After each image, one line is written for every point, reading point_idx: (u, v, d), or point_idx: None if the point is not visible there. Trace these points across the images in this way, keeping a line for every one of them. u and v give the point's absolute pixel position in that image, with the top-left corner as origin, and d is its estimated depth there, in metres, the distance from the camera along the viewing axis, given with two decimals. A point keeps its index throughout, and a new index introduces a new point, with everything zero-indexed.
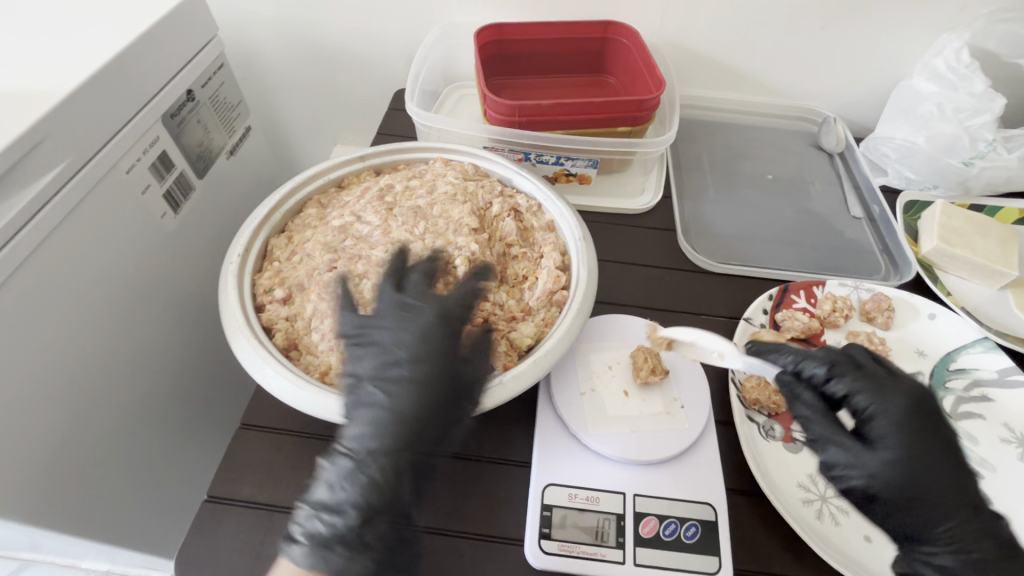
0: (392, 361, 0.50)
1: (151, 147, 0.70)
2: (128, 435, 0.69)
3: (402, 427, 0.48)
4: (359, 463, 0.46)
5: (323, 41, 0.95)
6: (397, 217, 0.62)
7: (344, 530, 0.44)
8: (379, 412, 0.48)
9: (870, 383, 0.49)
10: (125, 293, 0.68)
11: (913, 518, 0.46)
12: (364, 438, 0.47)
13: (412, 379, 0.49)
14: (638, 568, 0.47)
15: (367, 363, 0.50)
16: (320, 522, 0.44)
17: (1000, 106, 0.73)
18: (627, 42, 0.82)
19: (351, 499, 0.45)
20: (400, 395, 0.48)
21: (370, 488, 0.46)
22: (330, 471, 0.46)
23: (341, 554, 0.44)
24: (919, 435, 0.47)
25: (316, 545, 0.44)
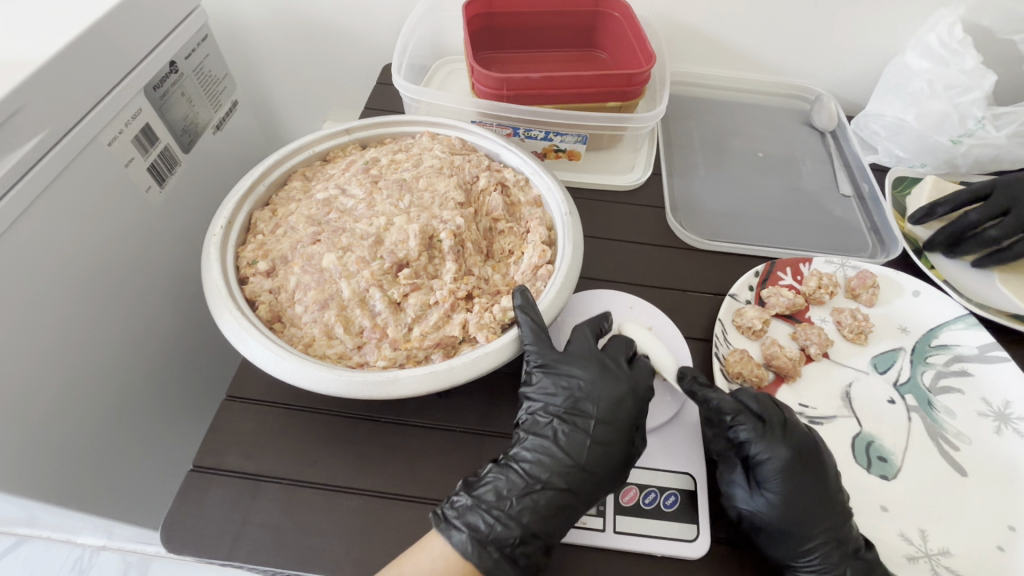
0: (596, 395, 0.52)
1: (134, 119, 0.69)
2: (113, 408, 0.69)
3: (613, 451, 0.50)
4: (547, 479, 0.48)
5: (310, 14, 0.93)
6: (382, 190, 0.61)
7: (520, 536, 0.46)
8: (582, 436, 0.50)
9: (765, 432, 0.49)
10: (109, 267, 0.67)
11: (782, 551, 0.47)
12: (558, 458, 0.49)
13: (604, 403, 0.51)
14: (617, 536, 0.48)
15: (554, 397, 0.53)
16: (482, 519, 0.46)
17: (990, 84, 0.72)
18: (618, 16, 0.81)
19: (532, 510, 0.47)
20: (603, 413, 0.51)
21: (551, 504, 0.47)
22: (504, 479, 0.48)
23: (497, 557, 0.45)
24: (803, 485, 0.47)
25: (480, 542, 0.45)
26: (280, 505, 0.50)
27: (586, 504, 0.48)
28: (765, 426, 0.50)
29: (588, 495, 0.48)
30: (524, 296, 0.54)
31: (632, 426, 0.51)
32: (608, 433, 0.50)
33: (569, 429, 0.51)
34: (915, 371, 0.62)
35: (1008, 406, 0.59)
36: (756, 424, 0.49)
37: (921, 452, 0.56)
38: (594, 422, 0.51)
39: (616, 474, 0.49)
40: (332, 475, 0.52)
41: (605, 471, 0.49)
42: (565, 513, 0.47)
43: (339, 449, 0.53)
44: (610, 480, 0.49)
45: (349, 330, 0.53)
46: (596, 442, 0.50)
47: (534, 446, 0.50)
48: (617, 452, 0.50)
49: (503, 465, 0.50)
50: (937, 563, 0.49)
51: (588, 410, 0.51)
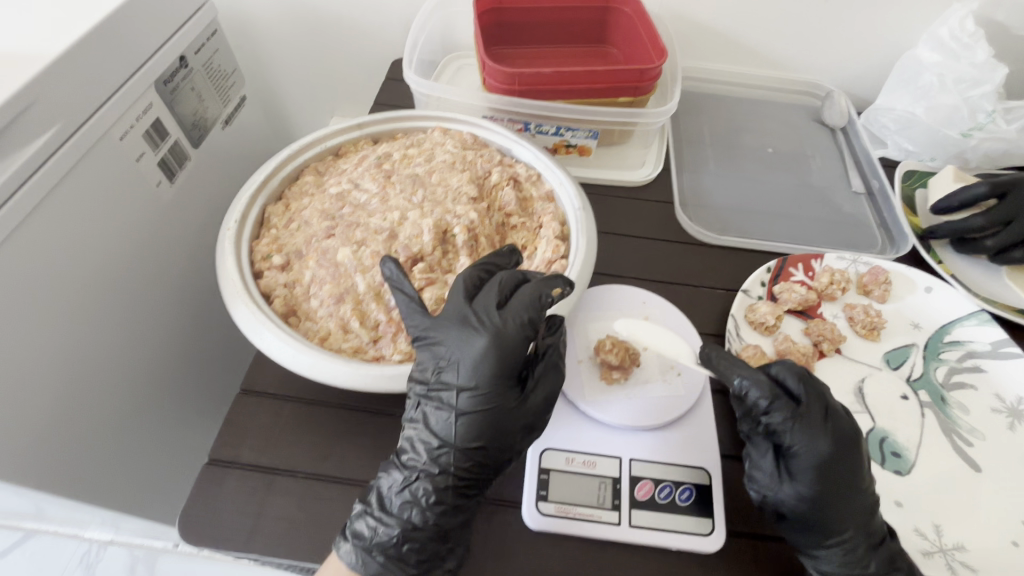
0: (456, 366, 0.47)
1: (145, 114, 0.69)
2: (124, 403, 0.70)
3: (489, 415, 0.47)
4: (423, 468, 0.47)
5: (319, 9, 0.93)
6: (395, 185, 0.61)
7: (402, 534, 0.47)
8: (448, 414, 0.47)
9: (806, 420, 0.46)
10: (119, 262, 0.67)
11: (801, 539, 0.47)
12: (431, 443, 0.48)
13: (464, 368, 0.47)
14: (632, 530, 0.48)
15: (422, 370, 0.48)
16: (367, 525, 0.46)
17: (1001, 77, 0.71)
18: (630, 11, 0.81)
19: (413, 505, 0.47)
20: (465, 380, 0.47)
21: (431, 494, 0.47)
22: (385, 479, 0.48)
23: (381, 560, 0.46)
24: (837, 478, 0.46)
25: (364, 550, 0.45)
26: (296, 498, 0.50)
27: (471, 483, 0.48)
28: (803, 414, 0.47)
29: (480, 466, 0.48)
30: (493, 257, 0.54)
31: (501, 380, 0.47)
32: (478, 401, 0.47)
33: (435, 410, 0.47)
34: (928, 367, 0.62)
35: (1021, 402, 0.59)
36: (795, 409, 0.47)
37: (935, 447, 0.56)
38: (458, 393, 0.47)
39: (509, 435, 0.48)
40: (347, 468, 0.52)
41: (481, 442, 0.47)
42: (452, 505, 0.47)
43: (354, 443, 0.53)
44: (492, 447, 0.47)
45: (364, 324, 0.53)
46: (465, 415, 0.47)
47: (411, 436, 0.49)
48: (483, 428, 0.47)
49: (389, 463, 0.49)
50: (953, 559, 0.49)
51: (450, 382, 0.47)
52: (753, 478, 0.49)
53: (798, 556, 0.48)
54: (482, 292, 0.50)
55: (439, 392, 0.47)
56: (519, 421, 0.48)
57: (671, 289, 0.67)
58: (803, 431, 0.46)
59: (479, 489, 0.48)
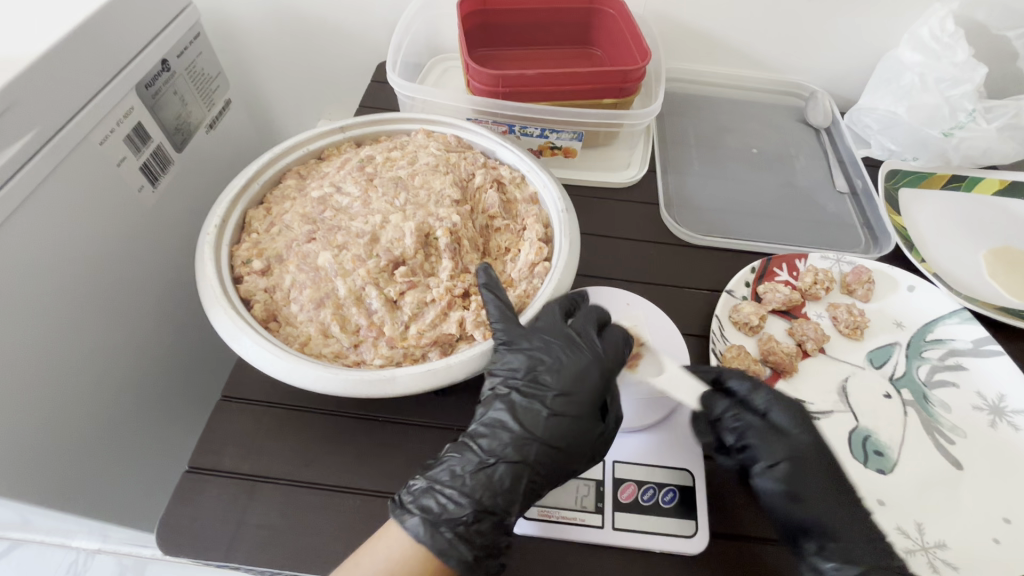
0: (559, 366, 0.50)
1: (126, 117, 0.68)
2: (107, 408, 0.69)
3: (577, 421, 0.48)
4: (503, 453, 0.47)
5: (303, 11, 0.92)
6: (377, 188, 0.61)
7: (473, 514, 0.44)
8: (539, 409, 0.48)
9: (759, 416, 0.51)
10: (100, 267, 0.66)
11: (807, 527, 0.47)
12: (513, 433, 0.47)
13: (565, 373, 0.50)
14: (616, 532, 0.48)
15: (514, 370, 0.50)
16: (435, 500, 0.45)
17: (981, 76, 0.73)
18: (613, 13, 0.81)
19: (487, 487, 0.45)
20: (562, 384, 0.49)
21: (507, 477, 0.46)
22: (459, 458, 0.47)
23: (450, 537, 0.43)
24: (814, 456, 0.49)
25: (432, 523, 0.43)
26: (277, 505, 0.49)
27: (541, 478, 0.47)
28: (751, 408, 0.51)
29: (550, 473, 0.47)
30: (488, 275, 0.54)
31: (597, 395, 0.49)
32: (569, 404, 0.49)
33: (524, 403, 0.49)
34: (910, 365, 0.62)
35: (1002, 399, 0.59)
36: (738, 404, 0.51)
37: (916, 445, 0.56)
38: (555, 394, 0.49)
39: (591, 443, 0.48)
40: (328, 474, 0.51)
41: (563, 442, 0.47)
42: (524, 491, 0.46)
43: (336, 449, 0.53)
44: (567, 454, 0.47)
45: (345, 329, 0.52)
46: (556, 415, 0.48)
47: (490, 422, 0.49)
48: (579, 426, 0.48)
49: (461, 443, 0.48)
50: (935, 558, 0.49)
51: (547, 382, 0.49)
52: (721, 486, 0.51)
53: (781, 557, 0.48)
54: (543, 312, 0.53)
55: (528, 388, 0.49)
56: (598, 434, 0.49)
57: (656, 291, 0.67)
58: (779, 413, 0.51)
59: (544, 486, 0.47)
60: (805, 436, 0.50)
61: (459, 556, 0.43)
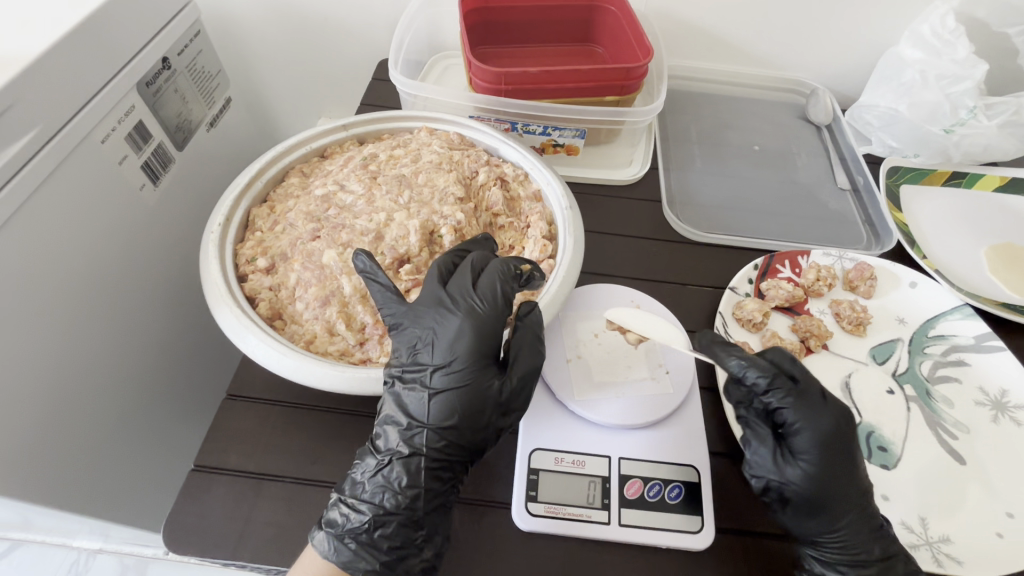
0: (432, 342, 0.48)
1: (127, 116, 0.68)
2: (109, 408, 0.69)
3: (463, 391, 0.47)
4: (393, 450, 0.47)
5: (303, 9, 0.92)
6: (381, 186, 0.61)
7: (373, 520, 0.46)
8: (420, 393, 0.47)
9: (802, 400, 0.48)
10: (102, 267, 0.66)
11: (813, 523, 0.47)
12: (403, 427, 0.47)
13: (440, 347, 0.48)
14: (623, 528, 0.48)
15: (399, 354, 0.49)
16: (340, 513, 0.46)
17: (981, 73, 0.72)
18: (615, 10, 0.81)
19: (386, 489, 0.46)
20: (440, 359, 0.47)
21: (405, 474, 0.46)
22: (360, 464, 0.48)
23: (353, 547, 0.45)
24: (837, 457, 0.46)
25: (336, 536, 0.45)
26: (283, 503, 0.49)
27: (444, 465, 0.47)
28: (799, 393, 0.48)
29: (449, 457, 0.48)
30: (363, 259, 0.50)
31: (478, 362, 0.48)
32: (453, 378, 0.47)
33: (401, 394, 0.48)
34: (913, 361, 0.63)
35: (1004, 394, 0.60)
36: (793, 388, 0.48)
37: (919, 440, 0.56)
38: (434, 371, 0.47)
39: (494, 415, 0.48)
40: (335, 472, 0.51)
41: (456, 421, 0.47)
42: (431, 483, 0.47)
43: (342, 447, 0.53)
44: (470, 431, 0.47)
45: (350, 326, 0.52)
46: (439, 394, 0.47)
47: (387, 422, 0.48)
48: (455, 404, 0.47)
49: (366, 450, 0.49)
50: (939, 551, 0.50)
51: (426, 362, 0.48)
52: (756, 465, 0.49)
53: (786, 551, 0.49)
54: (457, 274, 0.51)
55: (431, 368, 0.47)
56: (494, 403, 0.48)
57: (659, 288, 0.68)
58: (796, 409, 0.47)
59: (451, 470, 0.48)
60: (828, 432, 0.47)
61: (367, 564, 0.45)
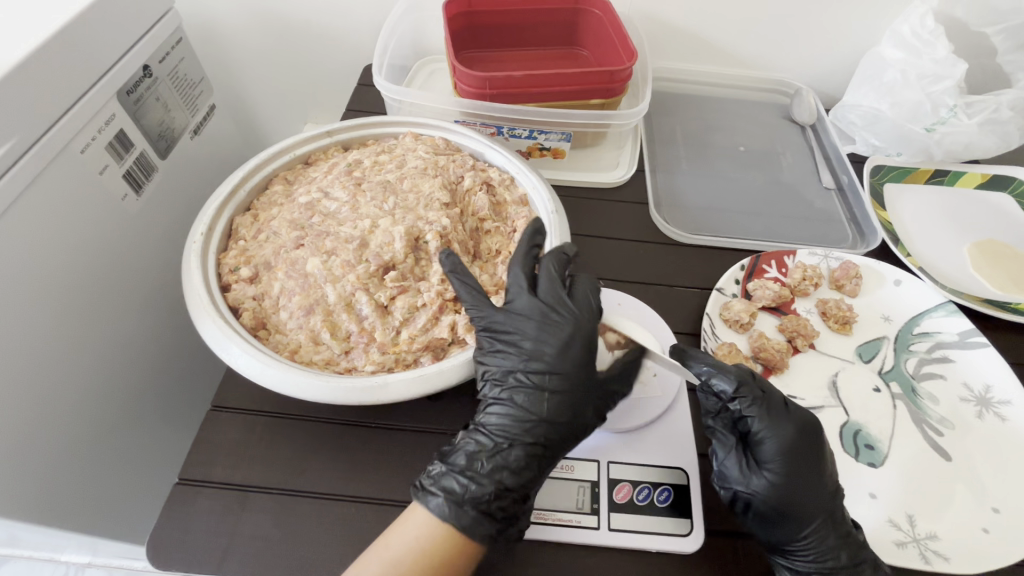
0: (545, 343, 0.49)
1: (107, 125, 0.67)
2: (93, 422, 0.68)
3: (574, 393, 0.48)
4: (513, 435, 0.47)
5: (287, 15, 0.91)
6: (366, 192, 0.60)
7: (494, 491, 0.45)
8: (540, 390, 0.48)
9: (766, 408, 0.49)
10: (84, 279, 0.65)
11: (780, 533, 0.47)
12: (519, 412, 0.48)
13: (552, 351, 0.49)
14: (612, 533, 0.48)
15: (504, 357, 0.49)
16: (457, 481, 0.45)
17: (960, 72, 0.74)
18: (599, 13, 0.81)
19: (504, 467, 0.46)
20: (559, 362, 0.49)
21: (523, 456, 0.46)
22: (471, 442, 0.48)
23: (474, 514, 0.44)
24: (803, 464, 0.47)
25: (456, 502, 0.44)
26: (269, 515, 0.49)
27: (554, 451, 0.48)
28: (764, 400, 0.49)
29: (558, 446, 0.48)
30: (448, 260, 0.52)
31: (588, 365, 0.49)
32: (564, 380, 0.48)
33: (524, 388, 0.48)
34: (898, 359, 0.63)
35: (988, 390, 0.60)
36: (760, 397, 0.49)
37: (906, 437, 0.57)
38: (547, 372, 0.49)
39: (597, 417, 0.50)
40: (322, 482, 0.51)
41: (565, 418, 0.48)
42: (539, 466, 0.47)
43: (329, 456, 0.52)
44: (579, 429, 0.48)
45: (335, 335, 0.51)
46: (555, 393, 0.48)
47: (499, 405, 0.49)
48: (572, 400, 0.48)
49: (471, 430, 0.49)
50: (926, 548, 0.50)
51: (543, 361, 0.49)
52: (724, 476, 0.49)
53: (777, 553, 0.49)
54: (542, 279, 0.52)
55: (540, 370, 0.48)
56: (594, 407, 0.49)
57: (647, 290, 0.68)
58: (761, 418, 0.49)
59: (555, 458, 0.48)
60: (795, 440, 0.48)
61: (486, 531, 0.43)
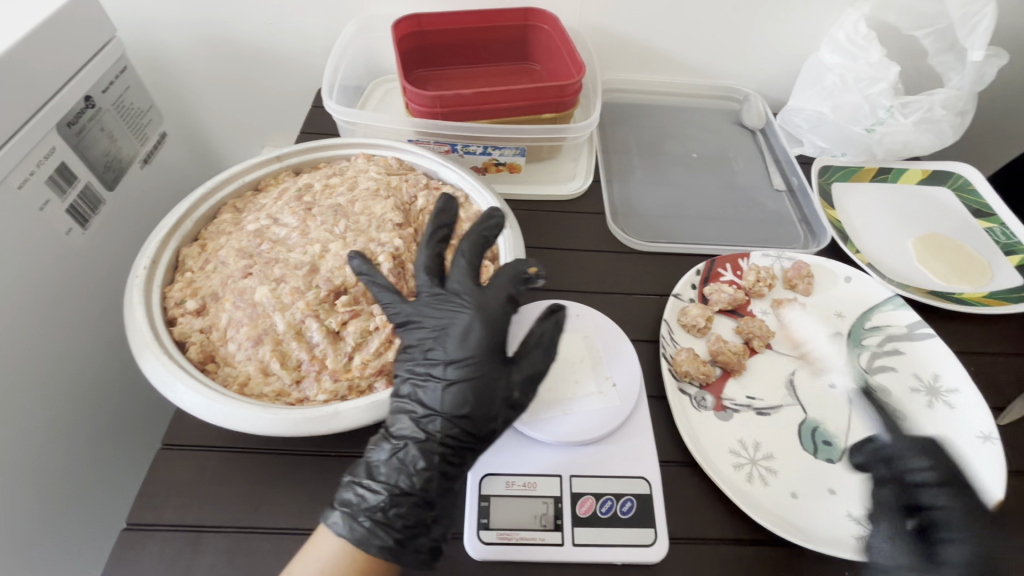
0: (446, 333, 0.48)
1: (47, 158, 0.65)
2: (38, 469, 0.65)
3: (478, 382, 0.46)
4: (411, 436, 0.46)
5: (236, 39, 0.91)
6: (316, 217, 0.59)
7: (390, 498, 0.44)
8: (435, 384, 0.46)
9: None
10: (24, 320, 0.63)
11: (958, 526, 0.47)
12: (416, 412, 0.46)
13: (454, 341, 0.47)
14: (576, 549, 0.48)
15: (410, 352, 0.49)
16: (354, 492, 0.45)
17: (894, 75, 0.77)
18: (548, 28, 0.83)
19: (401, 470, 0.45)
20: (454, 353, 0.47)
21: (421, 459, 0.45)
22: (373, 448, 0.46)
23: (368, 526, 0.43)
24: None
25: (350, 515, 0.43)
26: (222, 557, 0.47)
27: (457, 452, 0.46)
28: None
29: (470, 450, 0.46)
30: (360, 260, 0.52)
31: (491, 357, 0.47)
32: (462, 370, 0.46)
33: (421, 384, 0.47)
34: (852, 354, 0.65)
35: (937, 379, 0.62)
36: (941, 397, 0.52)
37: (861, 431, 0.58)
38: (447, 364, 0.47)
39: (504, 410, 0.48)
40: (279, 517, 0.49)
41: (468, 411, 0.46)
42: (439, 469, 0.45)
43: (287, 488, 0.51)
44: (481, 420, 0.46)
45: (285, 365, 0.50)
46: (454, 385, 0.46)
47: (402, 407, 0.47)
48: (475, 390, 0.46)
49: (378, 435, 0.47)
50: None
51: (439, 354, 0.47)
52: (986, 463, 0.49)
53: (740, 555, 0.49)
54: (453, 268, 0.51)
55: (445, 362, 0.47)
56: (502, 395, 0.47)
57: (606, 300, 0.68)
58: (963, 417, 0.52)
59: (461, 458, 0.46)
60: None
61: (381, 540, 0.43)
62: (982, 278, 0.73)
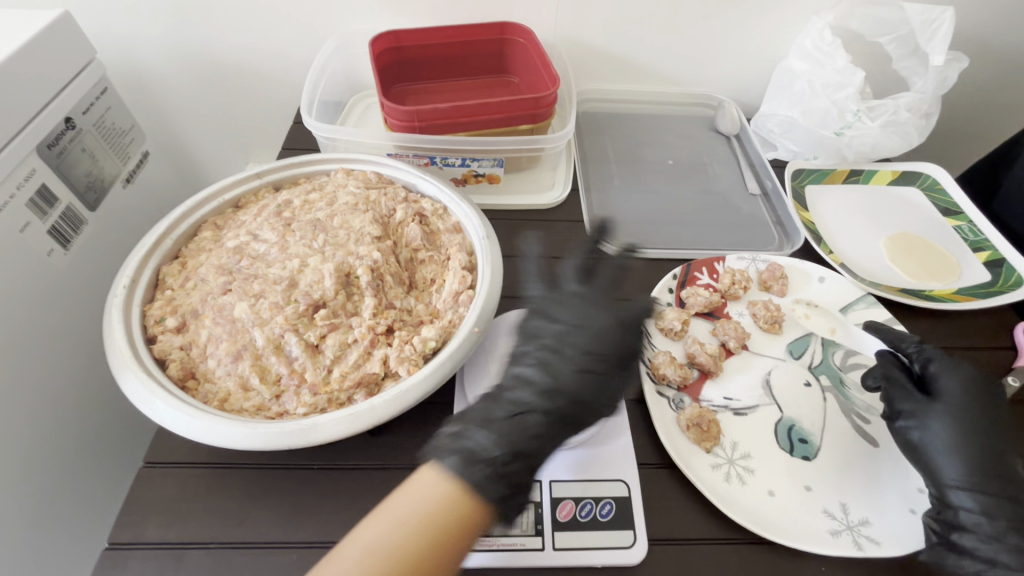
0: (583, 322, 0.53)
1: (29, 180, 0.66)
2: (19, 491, 0.65)
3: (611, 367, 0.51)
4: (533, 401, 0.48)
5: (218, 58, 0.92)
6: (295, 232, 0.60)
7: (512, 453, 0.44)
8: (564, 360, 0.51)
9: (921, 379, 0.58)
10: (4, 341, 0.63)
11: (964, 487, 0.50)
12: (539, 380, 0.49)
13: (591, 328, 0.52)
14: (556, 553, 0.48)
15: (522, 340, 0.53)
16: (473, 442, 0.44)
17: (859, 79, 0.78)
18: (524, 41, 0.84)
19: (520, 427, 0.46)
20: (589, 336, 0.52)
21: (543, 422, 0.47)
22: (493, 406, 0.48)
23: (486, 472, 0.43)
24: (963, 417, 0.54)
25: (469, 460, 0.43)
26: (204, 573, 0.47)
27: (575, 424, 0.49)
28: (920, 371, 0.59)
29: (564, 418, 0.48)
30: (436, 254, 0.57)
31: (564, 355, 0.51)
32: (592, 356, 0.51)
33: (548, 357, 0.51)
34: (827, 353, 0.66)
35: None
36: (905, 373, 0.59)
37: (836, 428, 0.59)
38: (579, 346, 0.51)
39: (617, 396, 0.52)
40: (261, 531, 0.50)
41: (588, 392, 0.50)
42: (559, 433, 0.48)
43: (268, 502, 0.51)
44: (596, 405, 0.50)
45: (265, 379, 0.50)
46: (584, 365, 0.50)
47: (529, 373, 0.50)
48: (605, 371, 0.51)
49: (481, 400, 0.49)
50: (860, 534, 0.51)
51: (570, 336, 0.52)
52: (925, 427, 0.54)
53: (718, 554, 0.50)
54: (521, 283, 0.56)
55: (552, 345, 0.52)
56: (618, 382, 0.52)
57: None
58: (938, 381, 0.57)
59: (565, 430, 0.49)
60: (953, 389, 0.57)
61: (495, 493, 0.42)
62: (950, 275, 0.75)
